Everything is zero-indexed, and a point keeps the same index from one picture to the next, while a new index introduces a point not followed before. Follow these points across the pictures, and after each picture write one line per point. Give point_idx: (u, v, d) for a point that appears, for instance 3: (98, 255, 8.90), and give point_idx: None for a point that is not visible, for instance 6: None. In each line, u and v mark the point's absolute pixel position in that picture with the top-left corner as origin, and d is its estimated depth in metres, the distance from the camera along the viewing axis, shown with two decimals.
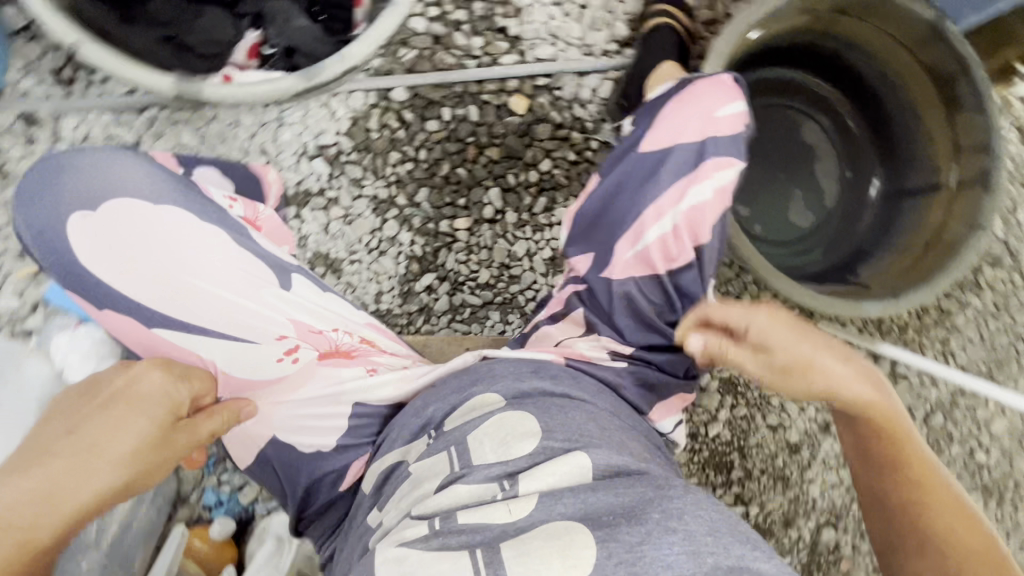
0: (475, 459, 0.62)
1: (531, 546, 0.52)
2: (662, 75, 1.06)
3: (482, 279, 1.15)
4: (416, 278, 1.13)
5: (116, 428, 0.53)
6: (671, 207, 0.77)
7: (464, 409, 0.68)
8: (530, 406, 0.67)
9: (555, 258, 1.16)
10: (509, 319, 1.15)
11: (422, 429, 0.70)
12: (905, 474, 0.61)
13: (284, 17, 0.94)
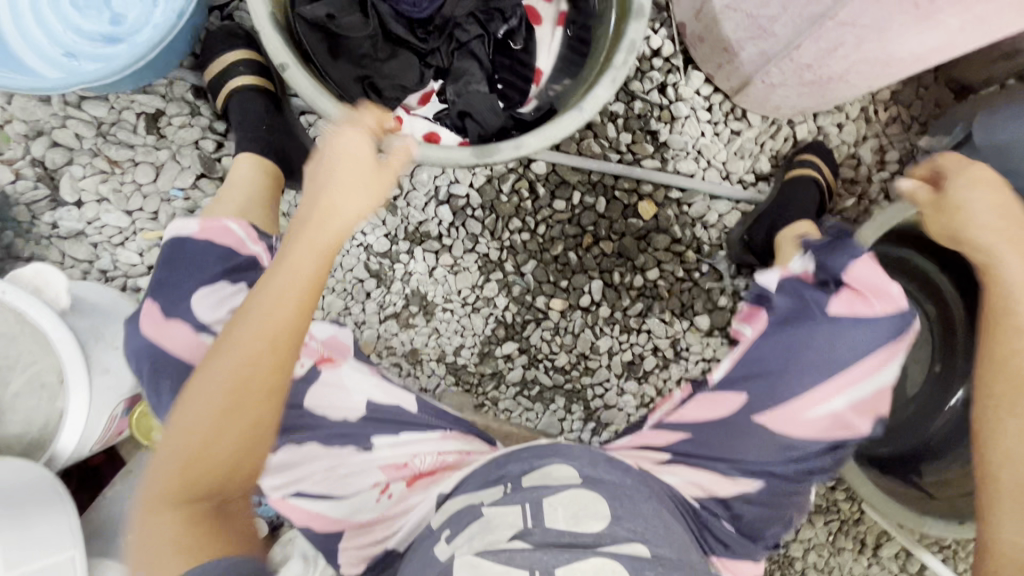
0: (545, 521, 0.63)
1: None
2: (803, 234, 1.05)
3: (559, 363, 1.16)
4: (499, 343, 1.15)
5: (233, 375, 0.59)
6: (839, 390, 0.75)
7: (537, 473, 0.69)
8: (607, 491, 0.67)
9: (633, 363, 1.18)
10: (572, 408, 1.17)
11: (498, 478, 0.71)
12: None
13: (467, 80, 0.96)
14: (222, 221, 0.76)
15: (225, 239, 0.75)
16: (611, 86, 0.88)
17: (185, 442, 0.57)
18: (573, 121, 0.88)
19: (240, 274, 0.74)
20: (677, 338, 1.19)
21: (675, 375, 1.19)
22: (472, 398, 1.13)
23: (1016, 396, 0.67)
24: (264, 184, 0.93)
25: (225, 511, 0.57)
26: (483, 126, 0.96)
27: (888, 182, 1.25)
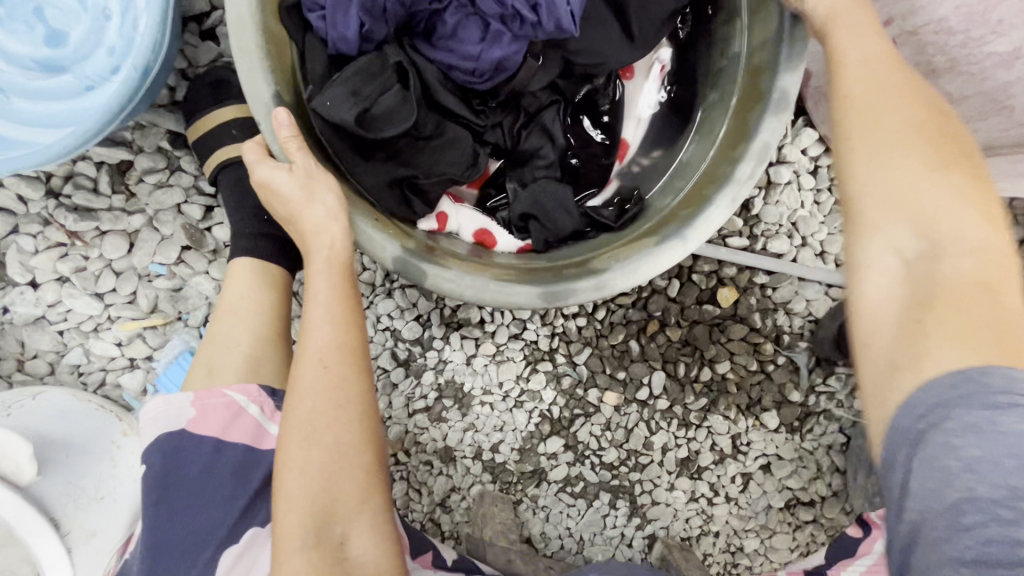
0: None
1: None
2: None
3: (608, 460, 1.04)
4: (543, 439, 1.02)
5: (307, 454, 0.54)
6: None
7: None
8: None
9: (688, 458, 1.07)
10: (617, 505, 1.06)
11: None
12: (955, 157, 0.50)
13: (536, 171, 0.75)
14: (224, 392, 0.63)
15: (233, 433, 0.61)
16: (729, 212, 0.65)
17: (303, 521, 0.52)
18: (674, 253, 0.66)
19: (250, 473, 0.61)
20: (738, 434, 1.07)
21: (731, 471, 1.09)
22: (510, 497, 1.02)
23: (897, 216, 0.49)
24: (268, 305, 0.72)
25: (351, 549, 0.53)
26: (557, 228, 0.73)
27: None
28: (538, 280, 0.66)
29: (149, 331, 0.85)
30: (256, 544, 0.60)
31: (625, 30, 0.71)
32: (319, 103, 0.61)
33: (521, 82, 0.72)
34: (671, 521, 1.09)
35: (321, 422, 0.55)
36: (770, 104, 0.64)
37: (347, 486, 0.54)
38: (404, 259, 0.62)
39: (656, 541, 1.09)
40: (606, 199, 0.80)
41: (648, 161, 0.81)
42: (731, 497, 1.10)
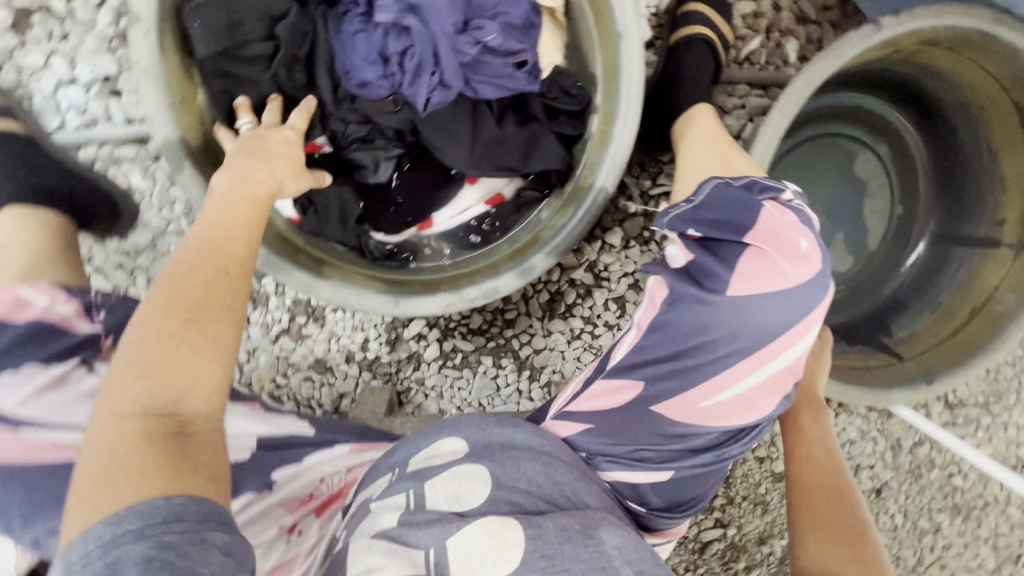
0: (425, 505, 0.57)
1: (472, 546, 0.52)
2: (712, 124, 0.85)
3: (475, 325, 1.09)
4: (405, 325, 1.07)
5: (171, 361, 0.47)
6: (737, 370, 0.62)
7: (429, 451, 0.63)
8: (492, 455, 0.62)
9: (553, 301, 1.10)
10: (501, 363, 1.11)
11: (388, 468, 0.65)
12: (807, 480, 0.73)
13: (331, 197, 0.82)
14: (15, 288, 0.67)
15: (18, 314, 0.64)
16: (440, 309, 0.80)
17: (124, 425, 0.45)
18: (382, 306, 0.79)
19: (33, 342, 0.64)
20: (593, 262, 1.09)
21: (601, 300, 1.10)
22: (395, 385, 1.08)
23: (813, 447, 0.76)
24: (44, 242, 0.76)
25: (202, 438, 0.47)
26: (324, 232, 0.83)
27: (797, 3, 1.04)
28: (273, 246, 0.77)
29: None
30: (37, 374, 0.62)
31: (473, 137, 0.78)
32: (193, 19, 0.70)
33: (369, 107, 0.77)
34: (561, 363, 1.12)
35: (191, 358, 0.48)
36: (547, 246, 0.80)
37: (210, 400, 0.48)
38: (174, 142, 0.69)
39: (553, 386, 1.12)
40: (389, 241, 0.87)
41: (444, 241, 0.91)
42: (611, 323, 1.12)
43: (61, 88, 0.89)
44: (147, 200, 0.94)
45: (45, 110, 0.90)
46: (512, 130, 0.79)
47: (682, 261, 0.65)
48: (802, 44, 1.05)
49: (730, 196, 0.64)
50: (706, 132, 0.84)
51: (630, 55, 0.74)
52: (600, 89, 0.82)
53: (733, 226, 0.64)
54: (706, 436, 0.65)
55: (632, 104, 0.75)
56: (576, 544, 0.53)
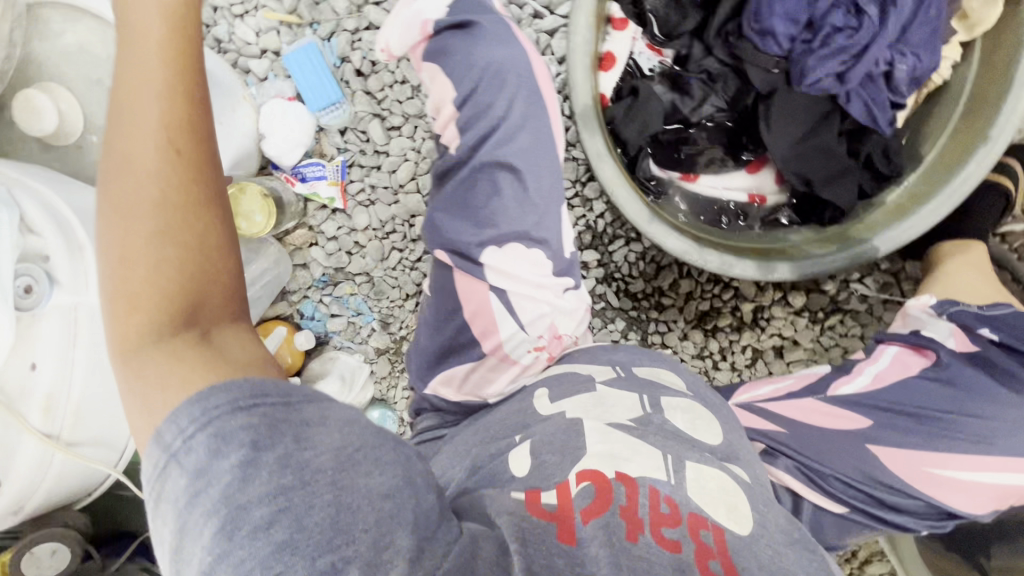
0: (664, 414, 0.61)
1: (706, 485, 0.54)
2: (972, 261, 0.90)
3: (633, 289, 1.11)
4: (581, 248, 1.09)
5: (121, 188, 0.46)
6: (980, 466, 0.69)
7: (651, 370, 0.68)
8: (710, 408, 0.66)
9: (706, 314, 1.13)
10: (629, 335, 1.13)
11: (611, 362, 0.68)
12: None
13: (650, 103, 0.85)
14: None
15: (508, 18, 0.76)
16: (679, 250, 0.82)
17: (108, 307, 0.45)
18: (637, 214, 0.81)
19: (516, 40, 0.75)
20: (760, 307, 1.12)
21: (744, 340, 1.13)
22: None
23: None
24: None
25: (211, 335, 0.45)
26: (620, 126, 0.86)
27: None
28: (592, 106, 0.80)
29: (285, 29, 0.97)
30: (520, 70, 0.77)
31: (807, 135, 0.81)
32: None
33: (751, 52, 0.79)
34: None
35: (121, 169, 0.46)
36: (795, 263, 0.83)
37: (155, 215, 0.45)
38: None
39: None
40: (655, 170, 0.91)
41: (691, 202, 0.93)
42: (737, 366, 1.14)
43: None
44: None
45: None
46: (837, 152, 0.82)
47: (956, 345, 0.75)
48: None
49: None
50: (965, 264, 0.89)
51: (983, 161, 0.77)
52: (918, 170, 0.86)
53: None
54: (912, 494, 0.70)
55: (950, 200, 0.79)
56: (795, 550, 0.54)
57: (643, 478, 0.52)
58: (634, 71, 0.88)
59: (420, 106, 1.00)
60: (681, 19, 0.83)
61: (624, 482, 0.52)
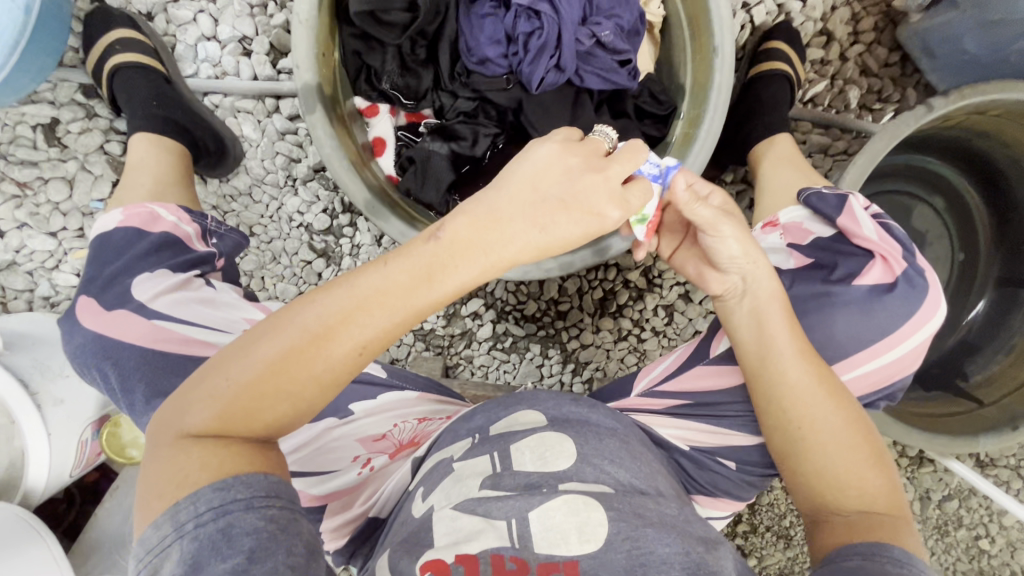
0: (513, 467, 0.65)
1: (554, 519, 0.59)
2: (782, 152, 0.93)
3: (529, 312, 1.14)
4: (464, 302, 1.12)
5: None
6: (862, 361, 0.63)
7: (506, 423, 0.71)
8: (572, 429, 0.69)
9: (605, 300, 1.15)
10: (548, 354, 1.15)
11: (466, 432, 0.73)
12: (816, 430, 0.62)
13: (431, 164, 0.87)
14: (149, 205, 0.74)
15: (154, 225, 0.72)
16: (520, 275, 0.85)
17: None
18: None
19: (169, 249, 0.70)
20: (648, 268, 1.14)
21: (651, 304, 1.15)
22: (445, 359, 1.13)
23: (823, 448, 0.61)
24: (174, 168, 0.85)
25: None
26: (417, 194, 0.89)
27: (863, 56, 1.13)
28: (374, 194, 0.83)
29: None
30: (171, 276, 0.67)
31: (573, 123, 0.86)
32: None
33: (483, 83, 0.86)
34: (605, 361, 1.16)
35: None
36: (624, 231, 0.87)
37: None
38: (313, 87, 0.78)
39: (594, 383, 1.16)
40: None
41: None
42: (658, 329, 1.16)
43: (202, 42, 0.99)
44: (253, 149, 1.03)
45: (183, 58, 0.99)
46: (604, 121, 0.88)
47: (796, 265, 0.70)
48: (864, 93, 1.14)
49: (844, 204, 0.68)
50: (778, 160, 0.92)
51: (723, 69, 0.83)
52: (687, 98, 0.90)
53: (842, 235, 0.67)
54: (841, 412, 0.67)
55: (719, 111, 0.84)
56: (656, 530, 0.60)
57: (484, 550, 0.59)
58: (408, 141, 0.91)
59: (256, 260, 1.06)
60: (418, 80, 0.88)
61: (466, 563, 0.59)
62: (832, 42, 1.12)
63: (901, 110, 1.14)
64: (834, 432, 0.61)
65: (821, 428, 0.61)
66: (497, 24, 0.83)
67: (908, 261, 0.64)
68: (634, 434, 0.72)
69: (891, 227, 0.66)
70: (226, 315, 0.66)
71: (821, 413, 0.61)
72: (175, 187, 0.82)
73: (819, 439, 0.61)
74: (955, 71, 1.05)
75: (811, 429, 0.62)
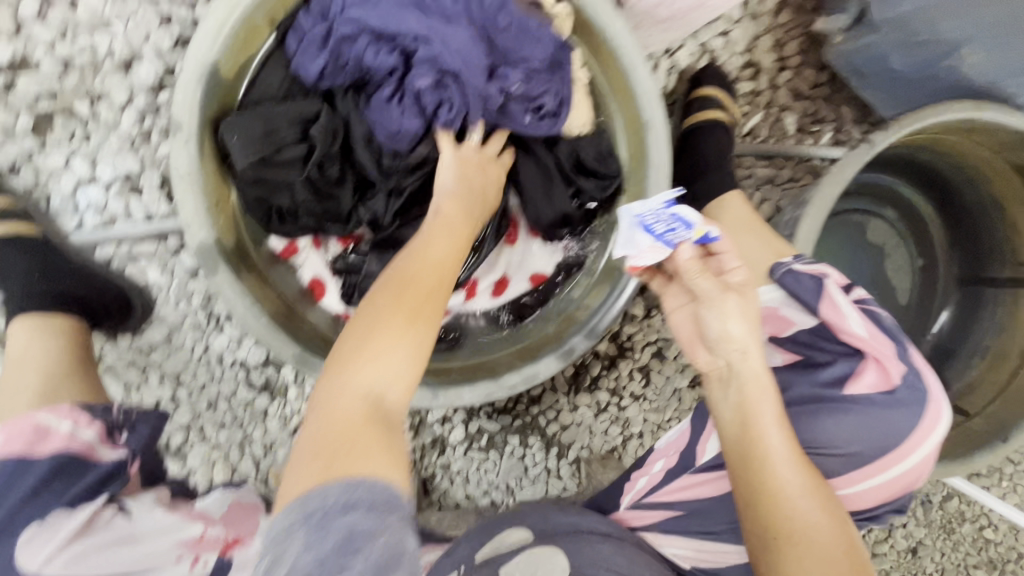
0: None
1: None
2: (735, 210, 0.88)
3: (500, 403, 1.06)
4: (429, 408, 1.03)
5: None
6: (866, 475, 0.57)
7: (493, 543, 0.70)
8: (563, 536, 0.69)
9: (578, 375, 1.09)
10: (529, 442, 1.08)
11: (453, 566, 0.70)
12: (796, 518, 0.53)
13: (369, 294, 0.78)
14: (34, 414, 0.65)
15: (41, 446, 0.63)
16: (480, 398, 0.78)
17: None
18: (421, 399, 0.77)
19: (63, 476, 0.62)
20: (615, 334, 1.09)
21: (626, 369, 1.10)
22: (420, 472, 1.04)
23: (799, 542, 0.52)
24: (68, 352, 0.76)
25: None
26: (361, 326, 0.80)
27: (793, 80, 1.11)
28: (307, 345, 0.75)
29: None
30: (67, 518, 0.60)
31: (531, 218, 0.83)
32: (230, 130, 0.69)
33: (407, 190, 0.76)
34: (589, 438, 1.10)
35: None
36: (584, 327, 0.81)
37: None
38: (210, 246, 0.69)
39: (582, 463, 1.10)
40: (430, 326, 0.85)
41: (479, 325, 0.87)
42: (637, 394, 1.11)
43: (81, 188, 0.88)
44: (164, 294, 0.92)
45: (62, 210, 0.88)
46: (550, 187, 0.81)
47: (784, 361, 0.66)
48: (799, 117, 1.12)
49: (823, 292, 0.63)
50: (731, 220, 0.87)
51: (657, 144, 0.78)
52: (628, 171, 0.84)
53: (826, 327, 0.62)
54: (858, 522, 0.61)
55: (662, 187, 0.78)
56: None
57: None
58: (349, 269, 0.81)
59: (190, 410, 0.95)
60: (337, 204, 0.76)
61: None
62: (759, 71, 1.09)
63: (838, 128, 1.12)
64: (808, 521, 0.53)
65: (800, 513, 0.53)
66: (409, 112, 0.72)
67: (901, 361, 0.58)
68: (629, 540, 0.70)
69: (874, 315, 0.62)
70: (151, 547, 0.62)
71: (806, 510, 0.53)
72: (70, 379, 0.73)
73: (797, 525, 0.52)
74: (885, 87, 1.04)
75: (784, 514, 0.53)
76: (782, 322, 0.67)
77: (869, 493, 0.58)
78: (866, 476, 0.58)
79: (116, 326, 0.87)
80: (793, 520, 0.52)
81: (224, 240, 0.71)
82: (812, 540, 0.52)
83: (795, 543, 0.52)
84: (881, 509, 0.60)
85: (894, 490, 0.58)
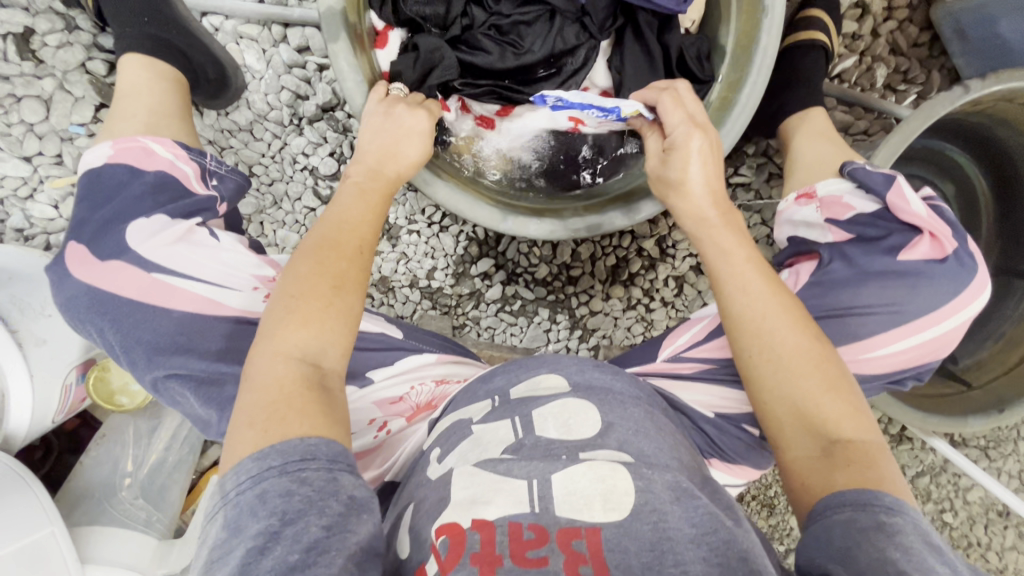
0: (535, 431, 0.62)
1: (580, 486, 0.56)
2: (817, 125, 0.90)
3: (540, 275, 1.11)
4: (474, 261, 1.08)
5: None
6: (897, 336, 0.65)
7: (530, 387, 0.69)
8: (596, 396, 0.66)
9: (617, 267, 1.13)
10: (557, 319, 1.13)
11: (487, 394, 0.71)
12: (764, 342, 0.61)
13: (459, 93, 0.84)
14: (140, 140, 0.67)
15: (148, 163, 0.65)
16: (544, 234, 0.82)
17: None
18: (491, 218, 0.80)
19: (167, 191, 0.65)
20: (662, 238, 1.12)
21: (663, 274, 1.14)
22: (452, 319, 1.10)
23: (772, 364, 0.61)
24: (170, 95, 0.77)
25: None
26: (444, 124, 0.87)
27: (895, 33, 1.11)
28: None
29: None
30: (166, 224, 0.63)
31: (619, 82, 0.87)
32: None
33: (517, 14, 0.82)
34: (613, 330, 1.15)
35: None
36: (654, 195, 0.84)
37: None
38: (336, 13, 0.71)
39: (600, 350, 1.15)
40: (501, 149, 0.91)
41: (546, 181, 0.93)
42: (667, 300, 1.15)
43: None
44: (257, 82, 0.95)
45: None
46: (650, 71, 0.85)
47: (835, 239, 0.69)
48: (890, 73, 1.13)
49: (892, 180, 0.67)
50: (812, 133, 0.89)
51: (770, 30, 0.79)
52: (728, 60, 0.86)
53: (888, 210, 0.67)
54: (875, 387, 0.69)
55: (762, 75, 0.80)
56: (683, 505, 0.56)
57: (501, 517, 0.55)
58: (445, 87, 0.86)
59: (254, 204, 0.99)
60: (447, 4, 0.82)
61: (483, 529, 0.54)
62: (865, 16, 1.10)
63: (924, 93, 1.13)
64: (780, 341, 0.61)
65: (768, 338, 0.61)
66: None
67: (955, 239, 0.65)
68: (657, 405, 0.71)
69: (936, 206, 0.67)
70: (233, 270, 0.64)
71: (776, 332, 0.61)
72: (171, 118, 0.74)
73: (764, 347, 0.61)
74: (985, 56, 1.04)
75: (753, 340, 0.62)
76: (840, 208, 0.70)
77: (894, 355, 0.66)
78: (896, 339, 0.65)
79: (202, 97, 0.89)
80: (765, 345, 0.61)
81: (347, 7, 0.73)
82: (782, 359, 0.61)
83: (769, 365, 0.61)
84: (900, 372, 0.68)
85: (916, 355, 0.67)
